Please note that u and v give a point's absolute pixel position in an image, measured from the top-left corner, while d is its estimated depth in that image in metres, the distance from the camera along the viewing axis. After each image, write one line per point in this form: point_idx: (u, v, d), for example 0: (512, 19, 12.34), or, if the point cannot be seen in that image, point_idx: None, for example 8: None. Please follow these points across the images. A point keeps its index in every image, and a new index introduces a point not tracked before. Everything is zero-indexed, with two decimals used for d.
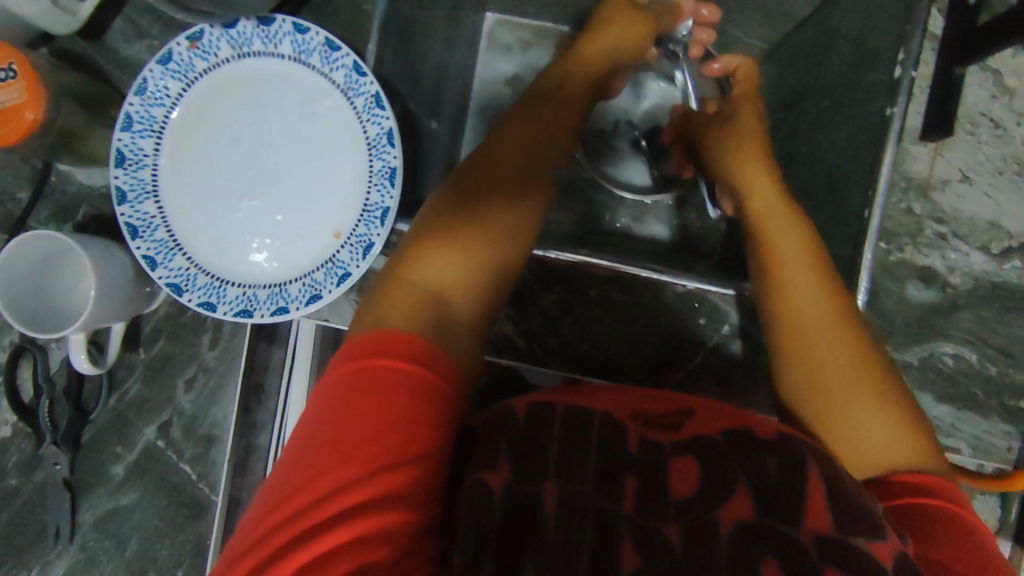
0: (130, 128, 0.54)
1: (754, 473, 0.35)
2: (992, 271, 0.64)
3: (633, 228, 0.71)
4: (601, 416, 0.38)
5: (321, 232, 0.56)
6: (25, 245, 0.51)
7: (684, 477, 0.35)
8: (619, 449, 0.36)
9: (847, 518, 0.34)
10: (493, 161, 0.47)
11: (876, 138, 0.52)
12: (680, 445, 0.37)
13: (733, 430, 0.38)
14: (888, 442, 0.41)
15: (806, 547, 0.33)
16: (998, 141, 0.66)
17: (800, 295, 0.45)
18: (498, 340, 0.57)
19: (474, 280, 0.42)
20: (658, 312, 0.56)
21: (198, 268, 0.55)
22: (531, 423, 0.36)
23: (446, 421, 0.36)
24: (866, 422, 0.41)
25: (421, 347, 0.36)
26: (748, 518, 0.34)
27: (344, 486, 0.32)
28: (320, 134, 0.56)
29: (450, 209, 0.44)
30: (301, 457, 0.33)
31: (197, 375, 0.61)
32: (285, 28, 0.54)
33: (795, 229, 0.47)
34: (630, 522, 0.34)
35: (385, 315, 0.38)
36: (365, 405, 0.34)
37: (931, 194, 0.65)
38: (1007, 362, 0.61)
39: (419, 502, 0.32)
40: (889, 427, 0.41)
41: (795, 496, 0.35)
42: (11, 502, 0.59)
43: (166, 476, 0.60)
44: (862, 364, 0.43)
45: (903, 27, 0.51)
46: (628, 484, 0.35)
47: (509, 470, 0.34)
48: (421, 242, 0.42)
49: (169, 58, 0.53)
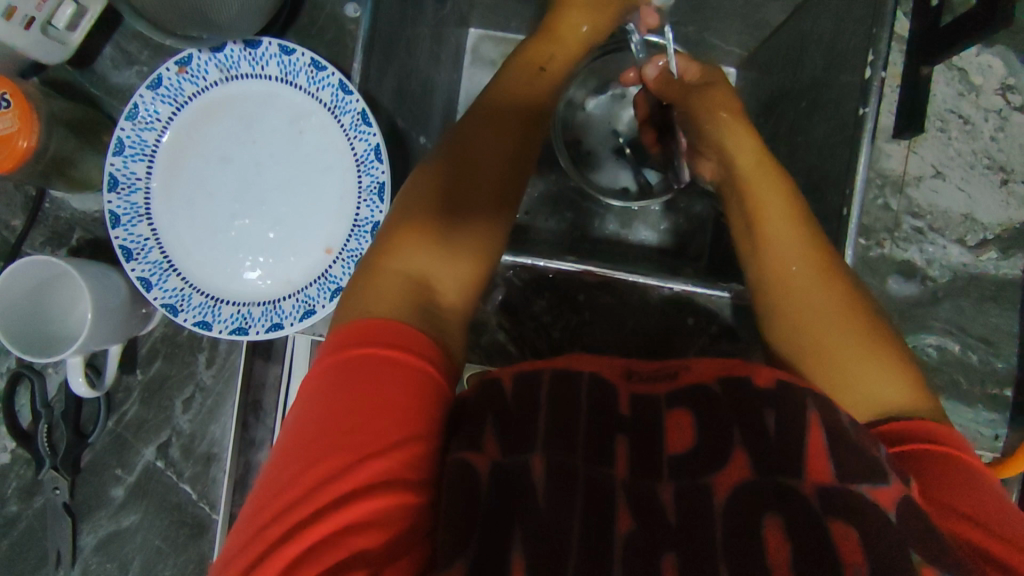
0: (123, 153, 0.55)
1: (752, 432, 0.36)
2: (970, 263, 0.66)
3: (621, 234, 0.73)
4: (591, 380, 0.39)
5: (312, 248, 0.57)
6: (15, 273, 0.51)
7: (680, 433, 0.37)
8: (610, 412, 0.38)
9: (849, 464, 0.34)
10: (468, 145, 0.45)
11: (851, 137, 0.54)
12: (673, 400, 0.38)
13: (732, 376, 0.39)
14: (881, 392, 0.41)
15: (807, 497, 0.33)
16: (968, 136, 0.68)
17: (786, 281, 0.45)
18: (490, 347, 0.59)
19: (454, 268, 0.42)
20: (646, 315, 0.58)
21: (193, 287, 0.55)
22: (520, 398, 0.37)
23: (434, 398, 0.35)
24: (866, 366, 0.42)
25: (403, 333, 0.36)
26: (746, 482, 0.34)
27: (332, 477, 0.32)
28: (309, 151, 0.57)
29: (426, 197, 0.44)
30: (288, 452, 0.33)
31: (194, 395, 0.61)
32: (271, 51, 0.55)
33: (783, 217, 0.47)
34: (625, 487, 0.35)
35: (367, 305, 0.38)
36: (347, 395, 0.33)
37: (907, 190, 0.67)
38: (988, 351, 0.65)
39: (408, 485, 0.33)
40: (884, 379, 0.42)
41: (793, 448, 0.35)
42: (13, 527, 0.60)
43: (167, 496, 0.60)
44: (857, 320, 0.43)
45: (870, 30, 0.53)
46: (620, 449, 0.36)
47: (496, 445, 0.35)
48: (399, 234, 0.42)
49: (159, 83, 0.54)
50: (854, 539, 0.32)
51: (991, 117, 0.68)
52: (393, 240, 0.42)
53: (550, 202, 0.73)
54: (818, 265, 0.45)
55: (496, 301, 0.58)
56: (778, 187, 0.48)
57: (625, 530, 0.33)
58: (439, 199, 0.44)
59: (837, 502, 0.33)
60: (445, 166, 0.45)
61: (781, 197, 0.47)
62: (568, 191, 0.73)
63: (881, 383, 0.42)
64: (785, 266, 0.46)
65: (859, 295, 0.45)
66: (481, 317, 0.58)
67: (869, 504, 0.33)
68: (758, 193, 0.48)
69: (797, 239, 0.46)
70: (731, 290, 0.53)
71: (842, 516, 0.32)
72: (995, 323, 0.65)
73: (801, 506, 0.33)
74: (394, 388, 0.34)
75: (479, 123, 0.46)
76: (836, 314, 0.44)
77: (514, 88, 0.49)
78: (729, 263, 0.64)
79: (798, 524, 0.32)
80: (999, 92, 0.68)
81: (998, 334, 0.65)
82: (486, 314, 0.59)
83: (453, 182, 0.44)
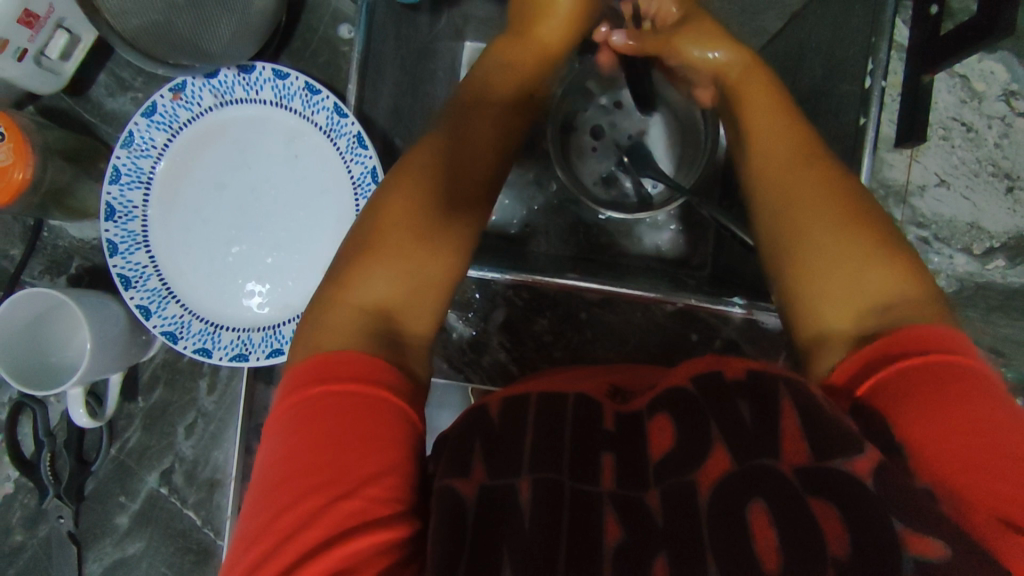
0: (119, 181, 0.54)
1: (730, 421, 0.34)
2: (976, 272, 0.66)
3: (623, 244, 0.72)
4: (575, 398, 0.38)
5: (307, 272, 0.56)
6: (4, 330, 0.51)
7: (662, 437, 0.35)
8: (595, 428, 0.36)
9: (827, 440, 0.32)
10: (438, 156, 0.45)
11: (852, 150, 0.53)
12: (656, 406, 0.36)
13: (706, 374, 0.37)
14: (860, 285, 0.37)
15: (788, 477, 0.31)
16: (971, 144, 0.67)
17: (783, 196, 0.42)
18: (494, 368, 0.60)
19: (420, 295, 0.41)
20: (650, 329, 0.58)
21: (192, 314, 0.55)
22: (506, 419, 0.36)
23: (404, 421, 0.35)
24: (861, 270, 0.38)
25: (374, 367, 0.36)
26: (725, 476, 0.32)
27: (305, 521, 0.31)
28: (302, 173, 0.57)
29: (391, 214, 0.43)
30: (260, 501, 0.33)
31: (196, 421, 0.61)
32: (265, 75, 0.55)
33: (790, 169, 0.43)
34: (612, 497, 0.33)
35: (322, 337, 0.37)
36: (311, 435, 0.33)
37: (910, 200, 0.67)
38: (997, 361, 0.65)
39: (388, 518, 0.32)
40: (874, 269, 0.38)
41: (773, 435, 0.33)
42: (19, 556, 0.60)
43: (171, 523, 0.60)
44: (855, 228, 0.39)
45: (869, 40, 0.52)
46: (606, 463, 0.34)
47: (483, 470, 0.34)
48: (354, 260, 0.41)
49: (153, 111, 0.54)
50: (836, 519, 0.30)
51: (994, 123, 0.67)
52: (351, 267, 0.41)
53: (549, 214, 0.72)
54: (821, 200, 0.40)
55: (497, 321, 0.58)
56: (771, 131, 0.46)
57: (615, 540, 0.31)
58: (407, 214, 0.42)
59: (819, 480, 0.31)
60: (415, 179, 0.44)
61: (790, 143, 0.44)
62: (573, 205, 0.72)
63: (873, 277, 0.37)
64: (781, 189, 0.42)
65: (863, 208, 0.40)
66: (483, 338, 0.59)
67: (844, 478, 0.31)
68: (756, 145, 0.46)
69: (803, 182, 0.42)
70: (740, 304, 0.51)
71: (822, 494, 0.31)
72: (1004, 332, 0.65)
73: (778, 482, 0.31)
74: (363, 417, 0.34)
75: (446, 134, 0.46)
76: (813, 218, 0.40)
77: (479, 90, 0.50)
78: (733, 274, 0.64)
79: (785, 507, 0.30)
80: (1002, 99, 0.67)
81: (1009, 345, 0.65)
82: (489, 336, 0.59)
83: (422, 195, 0.43)
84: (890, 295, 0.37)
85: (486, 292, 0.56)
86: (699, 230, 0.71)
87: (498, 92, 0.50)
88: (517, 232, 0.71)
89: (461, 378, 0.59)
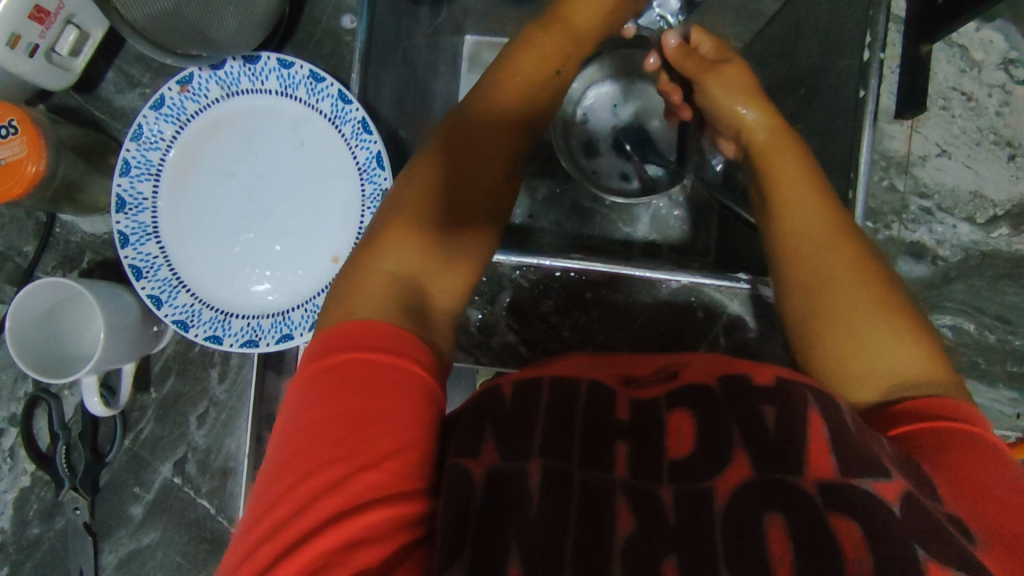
0: (129, 174, 0.55)
1: (752, 430, 0.33)
2: (981, 240, 0.66)
3: (623, 227, 0.72)
4: (589, 386, 0.37)
5: (318, 257, 0.57)
6: (17, 336, 0.51)
7: (681, 436, 0.34)
8: (607, 419, 0.35)
9: (852, 458, 0.32)
10: (458, 134, 0.45)
11: (852, 121, 0.53)
12: (674, 400, 0.36)
13: (731, 375, 0.37)
14: (888, 362, 0.39)
15: (810, 496, 0.31)
16: (972, 113, 0.67)
17: (811, 233, 0.43)
18: (503, 350, 0.60)
19: (447, 270, 0.42)
20: (657, 307, 0.59)
21: (203, 302, 0.56)
22: (518, 402, 0.36)
23: (427, 401, 0.35)
24: (884, 343, 0.39)
25: (398, 340, 0.35)
26: (744, 482, 0.31)
27: (323, 491, 0.31)
28: (311, 160, 0.58)
29: (416, 191, 0.43)
30: (274, 471, 0.33)
31: (208, 410, 0.62)
32: (270, 65, 0.56)
33: (817, 218, 0.44)
34: (625, 488, 0.32)
35: (354, 303, 0.37)
36: (332, 406, 0.33)
37: (912, 170, 0.67)
38: (1005, 329, 0.65)
39: (402, 497, 0.32)
40: (897, 346, 0.39)
41: (798, 449, 0.32)
42: (37, 548, 0.60)
43: (185, 512, 0.61)
44: (883, 304, 0.40)
45: (867, 12, 0.52)
46: (620, 451, 0.34)
47: (493, 451, 0.33)
48: (385, 227, 0.42)
49: (161, 103, 0.55)
50: (858, 536, 0.30)
51: (995, 91, 0.67)
52: (380, 236, 0.41)
53: (551, 204, 0.72)
54: (837, 225, 0.43)
55: (504, 303, 0.58)
56: (795, 181, 0.45)
57: (626, 531, 0.31)
58: (421, 205, 0.42)
59: (837, 494, 0.31)
60: (430, 163, 0.44)
61: (806, 172, 0.46)
62: (573, 191, 0.73)
63: (892, 347, 0.39)
64: (801, 213, 0.44)
65: (892, 284, 0.42)
66: (491, 319, 0.59)
67: (869, 499, 0.31)
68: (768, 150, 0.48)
69: (834, 228, 0.43)
70: (748, 280, 0.52)
71: (841, 509, 0.30)
72: (1011, 301, 0.65)
73: (801, 500, 0.31)
74: (383, 394, 0.33)
75: (470, 119, 0.46)
76: (847, 280, 0.41)
77: (516, 80, 0.48)
78: (738, 256, 0.63)
79: (801, 519, 0.30)
80: (1001, 67, 0.67)
81: (1015, 312, 0.65)
82: (497, 318, 0.59)
83: (448, 178, 0.44)
84: (913, 374, 0.39)
85: (493, 274, 0.57)
86: (703, 214, 0.71)
87: (528, 73, 0.49)
88: (521, 222, 0.71)
89: (470, 360, 0.59)
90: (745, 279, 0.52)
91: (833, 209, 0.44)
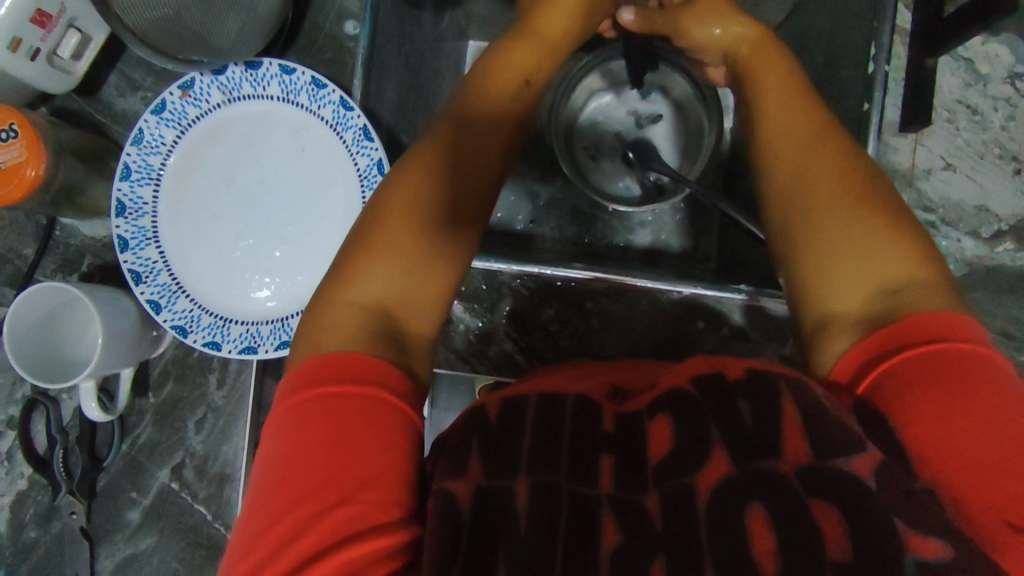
0: (129, 178, 0.55)
1: (728, 423, 0.32)
2: (985, 254, 0.66)
3: (622, 236, 0.72)
4: (576, 397, 0.36)
5: (317, 263, 0.57)
6: (18, 350, 0.52)
7: (659, 438, 0.33)
8: (592, 431, 0.34)
9: (829, 438, 0.30)
10: (441, 143, 0.44)
11: (856, 134, 0.53)
12: (656, 406, 0.34)
13: (708, 375, 0.34)
14: (869, 265, 0.36)
15: (789, 481, 0.29)
16: (976, 126, 0.67)
17: (793, 144, 0.41)
18: (500, 358, 0.59)
19: (426, 291, 0.40)
20: (657, 317, 0.58)
21: (202, 308, 0.56)
22: (505, 419, 0.34)
23: (405, 426, 0.34)
24: (872, 247, 0.36)
25: (370, 368, 0.34)
26: (727, 478, 0.30)
27: (300, 528, 0.30)
28: (310, 166, 0.57)
29: (392, 210, 0.41)
30: (252, 509, 0.32)
31: (206, 415, 0.61)
32: (272, 71, 0.56)
33: (803, 138, 0.41)
34: (611, 499, 0.31)
35: (323, 339, 0.36)
36: (305, 440, 0.32)
37: (916, 183, 0.66)
38: (1008, 345, 0.64)
39: (383, 528, 0.31)
40: (886, 247, 0.36)
41: (772, 432, 0.31)
42: (33, 552, 0.60)
43: (182, 518, 0.61)
44: (873, 210, 0.37)
45: (872, 25, 0.52)
46: (604, 465, 0.32)
47: (479, 469, 0.32)
48: (357, 255, 0.40)
49: (163, 108, 0.55)
50: (837, 521, 0.28)
51: (1000, 105, 0.67)
52: (353, 264, 0.39)
53: (552, 209, 0.72)
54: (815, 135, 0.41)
55: (504, 312, 0.58)
56: (783, 105, 0.43)
57: (611, 544, 0.30)
58: (396, 223, 0.40)
59: (818, 481, 0.29)
60: (415, 178, 0.42)
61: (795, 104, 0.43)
62: (573, 197, 0.72)
63: (880, 252, 0.36)
64: (787, 131, 0.42)
65: (872, 186, 0.39)
66: (490, 327, 0.59)
67: (848, 478, 0.29)
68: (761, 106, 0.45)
69: (819, 144, 0.41)
70: (742, 291, 0.51)
71: (824, 496, 0.29)
72: (1014, 316, 0.65)
73: (783, 487, 0.29)
74: (358, 422, 0.32)
75: (451, 126, 0.45)
76: (835, 189, 0.39)
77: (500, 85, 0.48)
78: (739, 265, 0.63)
79: (784, 509, 0.29)
80: (1007, 80, 0.67)
81: (1019, 327, 0.65)
82: (496, 326, 0.59)
83: (427, 198, 0.42)
84: (905, 276, 0.35)
85: (493, 283, 0.57)
86: (705, 222, 0.71)
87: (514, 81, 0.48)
88: (522, 228, 0.71)
89: (467, 368, 0.58)
90: (739, 291, 0.51)
91: (823, 127, 0.41)
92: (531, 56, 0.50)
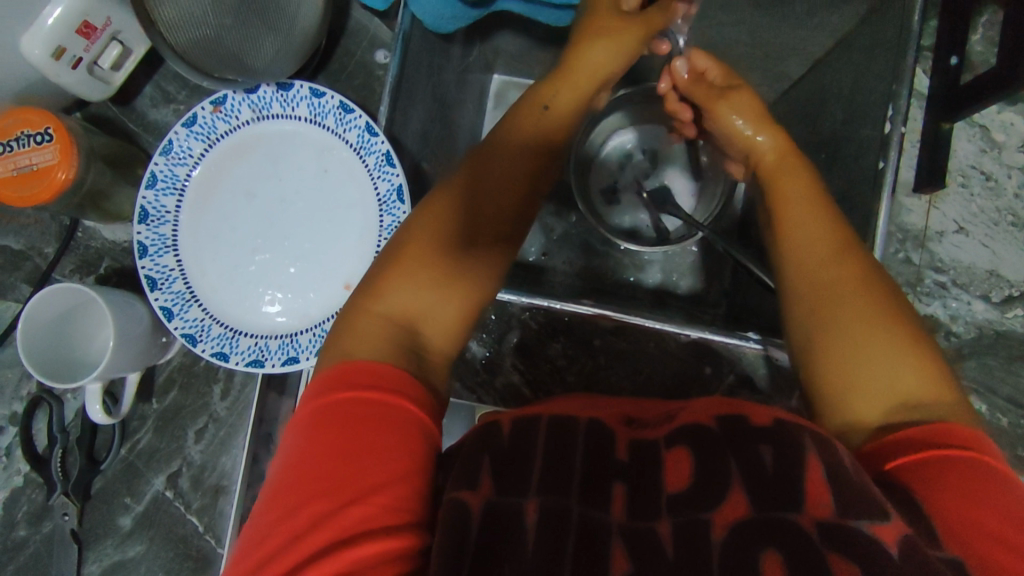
0: (154, 187, 0.56)
1: (751, 469, 0.32)
2: (995, 319, 0.66)
3: (633, 275, 0.72)
4: (587, 425, 0.36)
5: (332, 282, 0.58)
6: (30, 348, 0.52)
7: (678, 470, 0.33)
8: (605, 456, 0.34)
9: (852, 498, 0.30)
10: (468, 174, 0.44)
11: (870, 192, 0.54)
12: (676, 437, 0.34)
13: (729, 415, 0.35)
14: (888, 377, 0.36)
15: (806, 531, 0.29)
16: (990, 192, 0.67)
17: (812, 237, 0.41)
18: (505, 390, 0.59)
19: (447, 311, 0.40)
20: (663, 358, 0.58)
21: (213, 318, 0.56)
22: (518, 437, 0.34)
23: (421, 433, 0.34)
24: (886, 364, 0.36)
25: (394, 377, 0.35)
26: (744, 518, 0.30)
27: (313, 523, 0.30)
28: (333, 186, 0.59)
29: (422, 226, 0.42)
30: (264, 504, 0.32)
31: (207, 425, 0.62)
32: (302, 93, 0.57)
33: (830, 231, 0.41)
34: (621, 530, 0.31)
35: (350, 347, 0.36)
36: (322, 439, 0.32)
37: (928, 245, 0.67)
38: (1015, 412, 0.64)
39: (392, 532, 0.31)
40: (900, 360, 0.36)
41: (792, 481, 0.31)
42: (21, 551, 0.60)
43: (173, 528, 0.60)
44: (893, 322, 0.37)
45: (891, 86, 0.53)
46: (617, 493, 0.32)
47: (491, 485, 0.32)
48: (388, 267, 0.40)
49: (193, 121, 0.57)
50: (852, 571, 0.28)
51: (1014, 173, 0.67)
52: (381, 277, 0.40)
53: (565, 244, 0.73)
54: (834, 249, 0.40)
55: (511, 343, 0.59)
56: (807, 188, 0.43)
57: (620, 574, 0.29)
58: (425, 242, 0.41)
59: (836, 534, 0.29)
60: (437, 209, 0.42)
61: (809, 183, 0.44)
62: (585, 232, 0.73)
63: (892, 365, 0.36)
64: (817, 216, 0.42)
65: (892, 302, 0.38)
66: (496, 357, 0.59)
67: (868, 543, 0.29)
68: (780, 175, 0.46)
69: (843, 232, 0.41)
70: (758, 340, 0.51)
71: (841, 551, 0.29)
72: None
73: (801, 539, 0.29)
74: (376, 426, 0.33)
75: (475, 161, 0.44)
76: (856, 296, 0.38)
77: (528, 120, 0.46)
78: (749, 313, 0.63)
79: (799, 558, 0.29)
80: (1022, 150, 0.68)
81: None
82: (502, 357, 0.59)
83: (451, 223, 0.42)
84: (919, 392, 0.35)
85: (502, 314, 0.57)
86: (717, 267, 0.71)
87: (549, 116, 0.47)
88: (534, 261, 0.72)
89: (472, 398, 0.58)
90: (756, 340, 0.51)
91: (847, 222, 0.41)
92: (569, 94, 0.48)
